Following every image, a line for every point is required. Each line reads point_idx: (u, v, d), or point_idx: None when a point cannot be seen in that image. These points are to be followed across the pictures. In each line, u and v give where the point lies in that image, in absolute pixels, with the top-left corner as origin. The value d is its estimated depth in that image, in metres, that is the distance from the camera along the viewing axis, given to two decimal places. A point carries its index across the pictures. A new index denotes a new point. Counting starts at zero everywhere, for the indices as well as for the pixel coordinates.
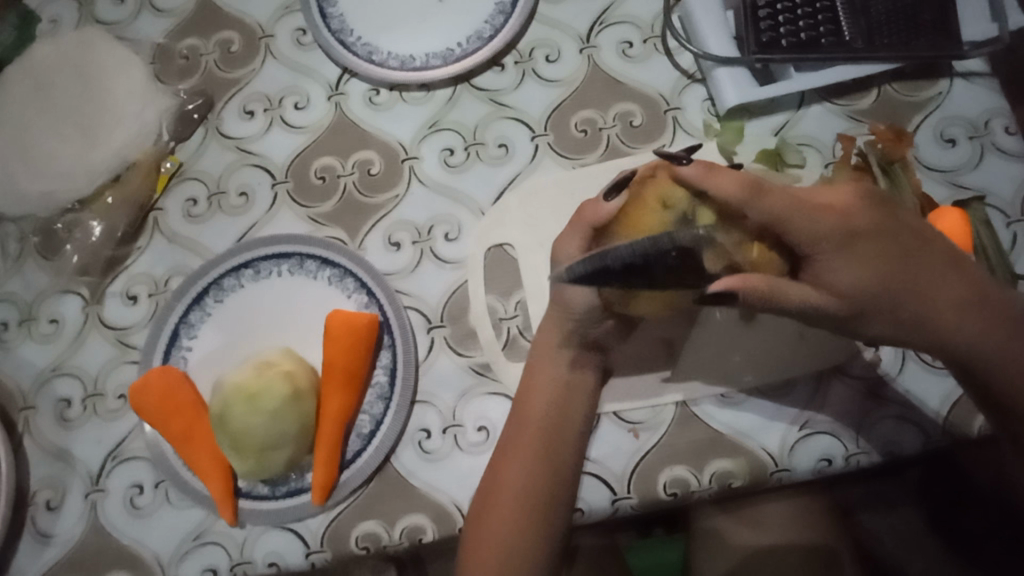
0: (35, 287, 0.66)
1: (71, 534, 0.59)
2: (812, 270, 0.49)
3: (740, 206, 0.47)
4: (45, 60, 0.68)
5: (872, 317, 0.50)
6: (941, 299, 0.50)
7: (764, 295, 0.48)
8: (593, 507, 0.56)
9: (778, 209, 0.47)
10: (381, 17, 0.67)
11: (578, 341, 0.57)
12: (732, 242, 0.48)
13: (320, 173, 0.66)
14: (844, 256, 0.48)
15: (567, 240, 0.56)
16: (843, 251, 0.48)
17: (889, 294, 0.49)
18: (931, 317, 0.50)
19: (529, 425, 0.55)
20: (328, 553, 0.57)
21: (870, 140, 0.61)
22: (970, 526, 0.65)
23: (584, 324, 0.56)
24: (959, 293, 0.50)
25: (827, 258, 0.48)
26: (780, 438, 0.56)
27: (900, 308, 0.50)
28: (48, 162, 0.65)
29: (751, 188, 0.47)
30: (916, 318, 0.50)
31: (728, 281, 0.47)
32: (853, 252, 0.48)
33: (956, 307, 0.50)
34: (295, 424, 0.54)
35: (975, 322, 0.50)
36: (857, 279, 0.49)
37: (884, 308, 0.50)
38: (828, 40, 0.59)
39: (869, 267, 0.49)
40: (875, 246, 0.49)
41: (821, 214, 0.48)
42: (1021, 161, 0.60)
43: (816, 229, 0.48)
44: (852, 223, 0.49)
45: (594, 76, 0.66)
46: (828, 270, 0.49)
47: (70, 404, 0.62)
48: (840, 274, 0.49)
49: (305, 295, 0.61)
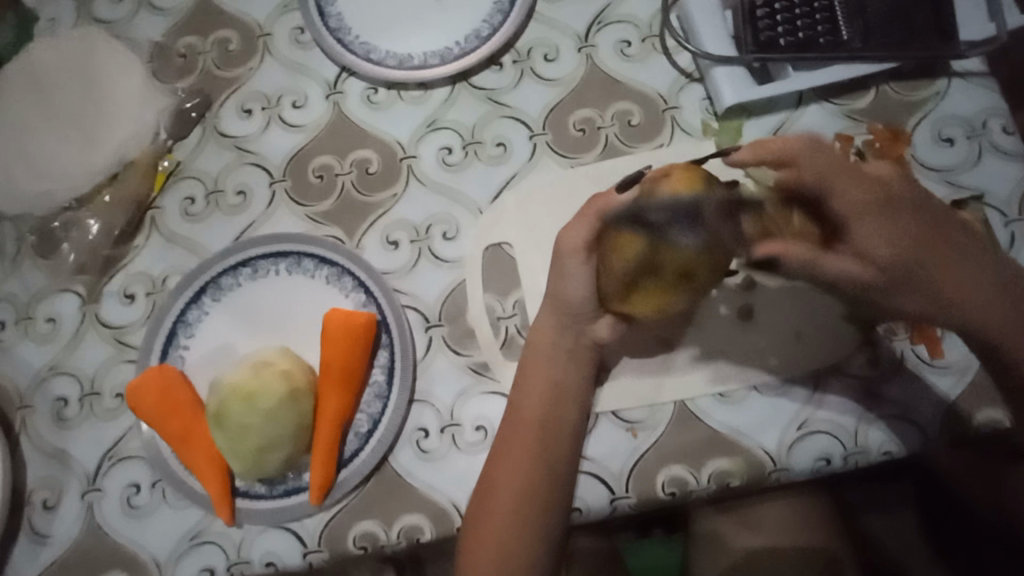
0: (33, 286, 0.66)
1: (68, 533, 0.59)
2: (852, 240, 0.51)
3: (784, 166, 0.52)
4: (43, 59, 0.68)
5: (904, 288, 0.52)
6: (977, 280, 0.52)
7: (807, 259, 0.51)
8: (590, 507, 0.56)
9: (827, 172, 0.51)
10: (380, 17, 0.67)
11: (572, 337, 0.57)
12: (779, 216, 0.51)
13: (319, 172, 0.66)
14: (882, 226, 0.51)
15: (572, 228, 0.56)
16: (879, 219, 0.51)
17: (920, 268, 0.51)
18: (963, 297, 0.51)
19: (524, 423, 0.55)
20: (325, 552, 0.56)
21: (867, 139, 0.62)
22: (971, 529, 0.61)
23: (572, 318, 0.56)
24: (983, 272, 0.52)
25: (866, 226, 0.50)
26: (778, 437, 0.56)
27: (932, 283, 0.51)
28: (47, 161, 0.65)
29: (801, 150, 0.53)
30: (949, 296, 0.51)
31: (776, 243, 0.51)
32: (888, 221, 0.51)
33: (981, 288, 0.51)
34: (293, 422, 0.54)
35: (1005, 305, 0.51)
36: (891, 249, 0.51)
37: (914, 281, 0.52)
38: (825, 40, 0.59)
39: (904, 239, 0.51)
40: (910, 220, 0.52)
41: (860, 182, 0.51)
42: (1019, 160, 0.60)
43: (854, 195, 0.51)
44: (886, 193, 0.52)
45: (592, 75, 0.66)
46: (867, 239, 0.51)
47: (67, 403, 0.62)
48: (878, 244, 0.51)
49: (303, 294, 0.61)
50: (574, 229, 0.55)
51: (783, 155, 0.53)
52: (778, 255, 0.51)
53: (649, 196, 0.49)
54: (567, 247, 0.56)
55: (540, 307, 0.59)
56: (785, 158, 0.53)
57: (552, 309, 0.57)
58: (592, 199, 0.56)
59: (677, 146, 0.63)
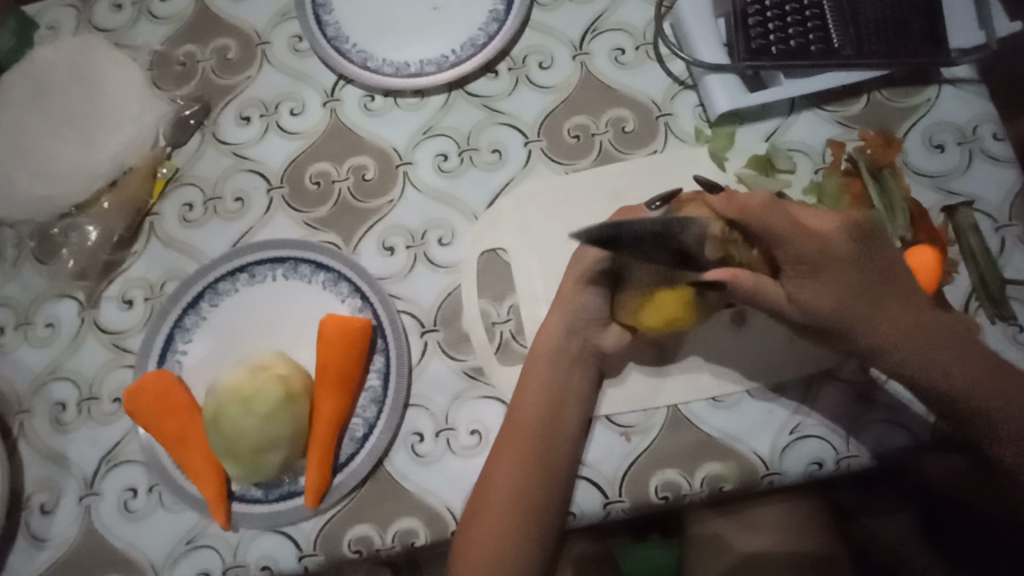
0: (32, 290, 0.66)
1: (64, 536, 0.59)
2: (790, 283, 0.52)
3: (751, 222, 0.52)
4: (44, 66, 0.69)
5: (841, 335, 0.52)
6: (910, 337, 0.51)
7: (749, 292, 0.52)
8: (585, 511, 0.56)
9: (778, 225, 0.51)
10: (376, 24, 0.67)
11: (579, 341, 0.57)
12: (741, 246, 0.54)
13: (316, 178, 0.67)
14: (818, 276, 0.51)
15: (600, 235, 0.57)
16: (813, 273, 0.51)
17: (855, 319, 0.51)
18: (900, 350, 0.51)
19: (521, 427, 0.55)
20: (321, 555, 0.57)
21: (859, 146, 0.62)
22: (966, 523, 0.64)
23: (586, 317, 0.57)
24: (924, 327, 0.52)
25: (805, 274, 0.52)
26: (771, 441, 0.56)
27: (867, 334, 0.52)
28: (47, 167, 0.66)
29: (765, 201, 0.52)
30: (884, 348, 0.51)
31: (723, 271, 0.51)
32: (829, 273, 0.51)
33: (919, 340, 0.51)
34: (288, 426, 0.54)
35: (939, 357, 0.51)
36: (827, 299, 0.51)
37: (850, 330, 0.52)
38: (817, 48, 0.59)
39: (840, 290, 0.51)
40: (852, 273, 0.52)
41: (801, 237, 0.51)
42: (1009, 166, 0.60)
43: (795, 250, 0.51)
44: (827, 249, 0.52)
45: (587, 82, 0.67)
46: (802, 285, 0.52)
47: (65, 407, 0.63)
48: (815, 291, 0.51)
49: (297, 299, 0.61)
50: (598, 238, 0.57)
51: (743, 210, 0.52)
52: (726, 284, 0.51)
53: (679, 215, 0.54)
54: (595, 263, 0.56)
55: (555, 303, 0.59)
56: (743, 212, 0.52)
57: (561, 309, 0.57)
58: (622, 210, 0.59)
59: (670, 152, 0.63)
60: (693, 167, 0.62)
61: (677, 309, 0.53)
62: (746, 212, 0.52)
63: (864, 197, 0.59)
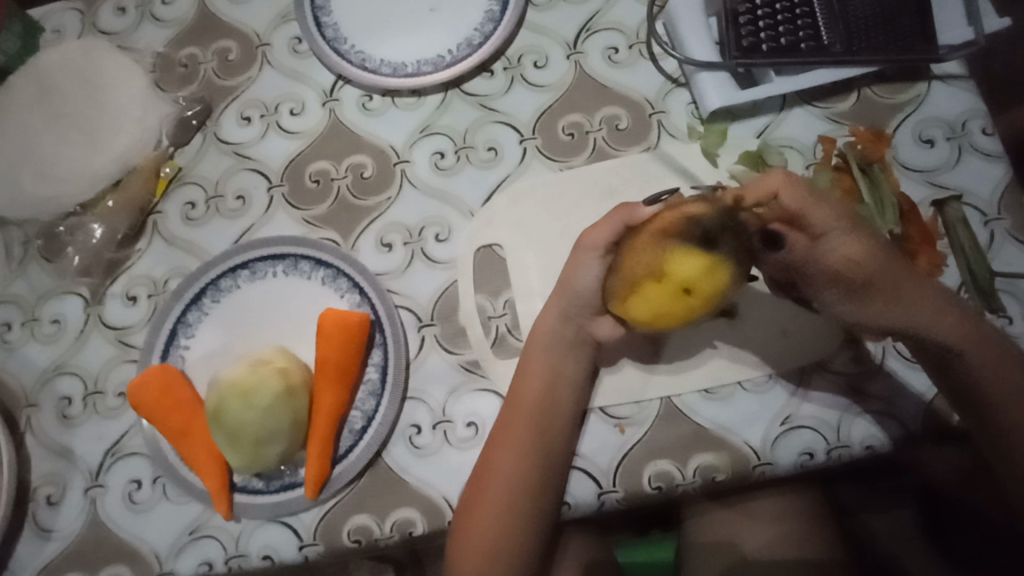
0: (38, 288, 0.68)
1: (70, 528, 0.61)
2: (833, 243, 0.51)
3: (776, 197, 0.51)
4: (49, 69, 0.70)
5: (881, 293, 0.52)
6: (933, 298, 0.53)
7: (805, 252, 0.51)
8: (579, 501, 0.57)
9: (805, 198, 0.51)
10: (374, 26, 0.69)
11: (574, 327, 0.58)
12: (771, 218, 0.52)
13: (315, 176, 0.68)
14: (859, 234, 0.52)
15: (598, 226, 0.56)
16: (852, 230, 0.52)
17: (893, 277, 0.52)
18: (931, 312, 0.52)
19: (520, 415, 0.56)
20: (321, 546, 0.58)
21: (849, 141, 0.63)
22: (963, 515, 0.63)
23: (578, 305, 0.57)
24: (942, 294, 0.54)
25: (846, 233, 0.51)
26: (763, 432, 0.57)
27: (904, 293, 0.52)
28: (52, 167, 0.67)
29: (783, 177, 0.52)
30: (916, 311, 0.52)
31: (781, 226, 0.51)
32: (864, 232, 0.52)
33: (944, 304, 0.53)
34: (289, 417, 0.56)
35: (961, 319, 0.53)
36: (869, 256, 0.51)
37: (890, 287, 0.52)
38: (807, 45, 0.60)
39: (876, 249, 0.52)
40: (880, 238, 0.53)
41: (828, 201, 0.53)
42: (998, 161, 0.61)
43: (829, 213, 0.52)
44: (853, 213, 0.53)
45: (580, 81, 0.68)
46: (844, 244, 0.51)
47: (71, 402, 0.64)
48: (857, 249, 0.51)
49: (298, 294, 0.62)
50: (598, 228, 0.56)
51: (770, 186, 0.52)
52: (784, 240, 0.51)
53: (676, 214, 0.49)
54: (598, 248, 0.55)
55: (552, 293, 0.59)
56: (765, 191, 0.52)
57: (558, 297, 0.58)
58: (618, 207, 0.57)
59: (662, 149, 0.64)
60: (686, 164, 0.63)
61: (664, 304, 0.49)
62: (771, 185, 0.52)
63: (854, 191, 0.61)
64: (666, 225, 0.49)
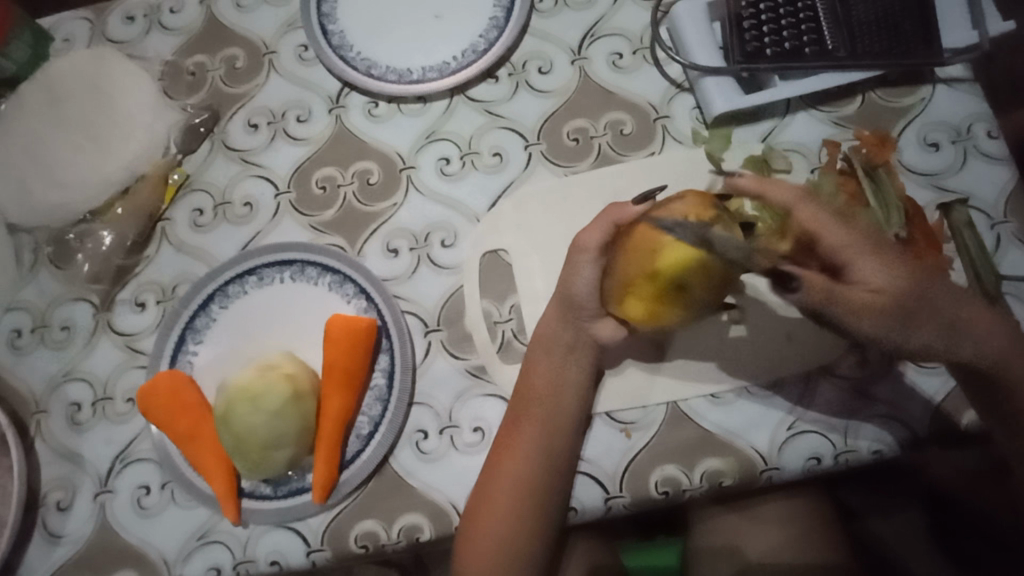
0: (48, 294, 0.68)
1: (80, 533, 0.61)
2: (857, 272, 0.52)
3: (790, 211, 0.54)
4: (58, 76, 0.71)
5: (915, 315, 0.52)
6: (963, 308, 0.53)
7: (826, 291, 0.53)
8: (586, 506, 0.57)
9: (818, 219, 0.54)
10: (380, 33, 0.69)
11: (574, 330, 0.58)
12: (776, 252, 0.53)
13: (321, 183, 0.69)
14: (882, 266, 0.52)
15: (590, 230, 0.57)
16: (872, 251, 0.53)
17: (929, 296, 0.52)
18: (961, 325, 0.53)
19: (526, 418, 0.57)
20: (328, 551, 0.58)
21: (854, 145, 0.63)
22: (969, 518, 0.62)
23: (579, 309, 0.57)
24: (969, 302, 0.54)
25: (869, 256, 0.52)
26: (769, 437, 0.57)
27: (938, 301, 0.53)
28: (63, 175, 0.68)
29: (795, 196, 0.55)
30: (952, 321, 0.52)
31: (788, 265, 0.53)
32: (885, 254, 0.53)
33: (973, 310, 0.54)
34: (297, 422, 0.56)
35: (988, 329, 0.53)
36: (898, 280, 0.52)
37: (923, 304, 0.52)
38: (812, 49, 0.60)
39: (899, 268, 0.53)
40: (900, 255, 0.54)
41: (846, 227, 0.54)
42: (1005, 164, 0.61)
43: (849, 236, 0.53)
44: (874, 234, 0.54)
45: (585, 87, 0.68)
46: (867, 270, 0.52)
47: (80, 407, 0.64)
48: (881, 272, 0.52)
49: (304, 300, 0.63)
50: (592, 229, 0.56)
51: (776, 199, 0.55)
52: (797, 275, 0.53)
53: (665, 212, 0.50)
54: (596, 251, 0.55)
55: (555, 296, 0.59)
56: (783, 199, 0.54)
57: (559, 302, 0.58)
58: (605, 209, 0.57)
59: (666, 153, 0.65)
60: (690, 169, 0.64)
61: (657, 302, 0.50)
62: (788, 200, 0.54)
63: (859, 195, 0.60)
64: (655, 223, 0.50)
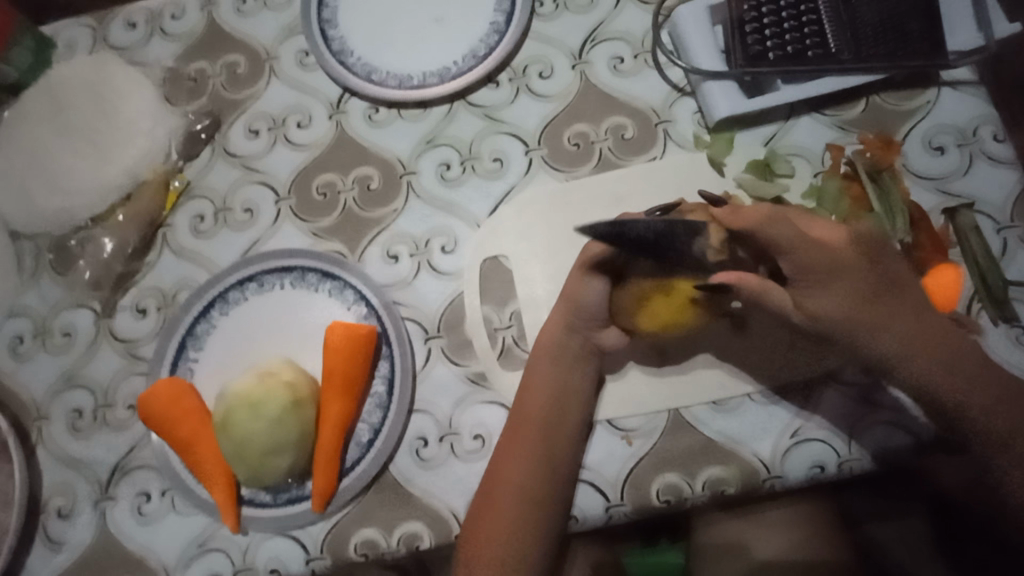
0: (50, 300, 0.68)
1: (81, 540, 0.61)
2: (801, 290, 0.53)
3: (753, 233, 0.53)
4: (62, 84, 0.72)
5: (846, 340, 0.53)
6: (913, 340, 0.53)
7: (755, 293, 0.53)
8: (587, 515, 0.57)
9: (784, 240, 0.52)
10: (380, 37, 0.69)
11: (579, 339, 0.58)
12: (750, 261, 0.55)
13: (321, 189, 0.68)
14: (828, 294, 0.52)
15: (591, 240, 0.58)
16: (824, 281, 0.52)
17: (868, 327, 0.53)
18: (901, 356, 0.53)
19: (526, 425, 0.56)
20: (328, 559, 0.58)
21: (859, 149, 0.62)
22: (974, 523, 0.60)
23: (585, 317, 0.57)
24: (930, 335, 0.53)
25: (811, 286, 0.53)
26: (772, 444, 0.57)
27: (882, 335, 0.53)
28: (65, 182, 0.68)
29: (767, 216, 0.53)
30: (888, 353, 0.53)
31: (729, 275, 0.53)
32: (838, 283, 0.52)
33: (930, 345, 0.53)
34: (295, 431, 0.56)
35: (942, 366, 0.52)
36: (841, 308, 0.52)
37: (857, 334, 0.53)
38: (814, 53, 0.60)
39: (848, 298, 0.52)
40: (864, 282, 0.53)
41: (809, 251, 0.52)
42: (1010, 167, 0.60)
43: (805, 263, 0.52)
44: (839, 257, 0.53)
45: (585, 91, 0.68)
46: (810, 296, 0.53)
47: (81, 414, 0.64)
48: (822, 300, 0.53)
49: (304, 306, 0.63)
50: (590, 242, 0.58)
51: (748, 221, 0.53)
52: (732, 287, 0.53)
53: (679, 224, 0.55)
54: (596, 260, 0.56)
55: (560, 302, 0.59)
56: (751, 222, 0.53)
57: (564, 309, 0.58)
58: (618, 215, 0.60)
59: (667, 157, 0.64)
60: (692, 174, 0.63)
61: (668, 316, 0.55)
62: (751, 224, 0.53)
63: (863, 197, 0.60)
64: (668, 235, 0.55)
